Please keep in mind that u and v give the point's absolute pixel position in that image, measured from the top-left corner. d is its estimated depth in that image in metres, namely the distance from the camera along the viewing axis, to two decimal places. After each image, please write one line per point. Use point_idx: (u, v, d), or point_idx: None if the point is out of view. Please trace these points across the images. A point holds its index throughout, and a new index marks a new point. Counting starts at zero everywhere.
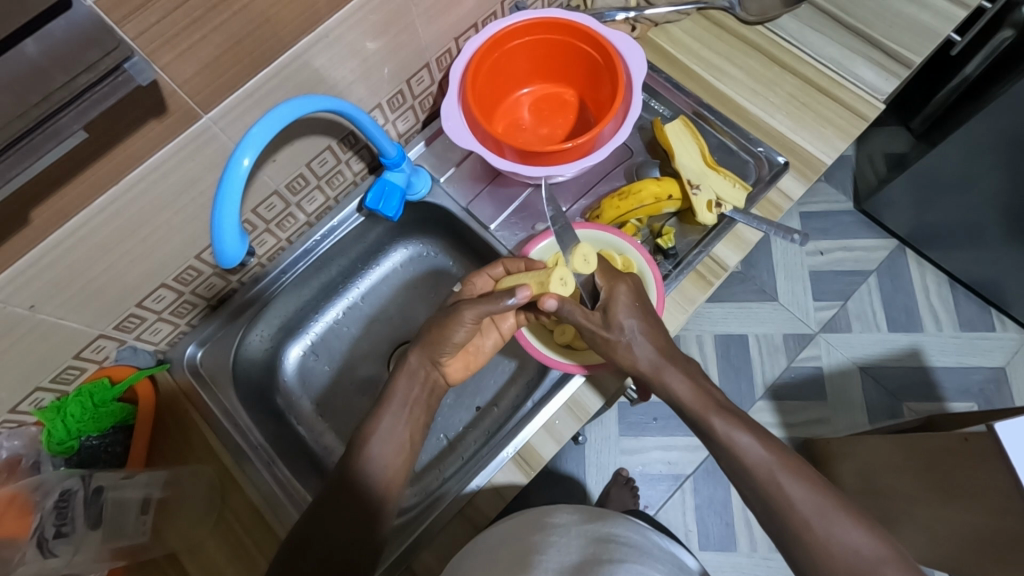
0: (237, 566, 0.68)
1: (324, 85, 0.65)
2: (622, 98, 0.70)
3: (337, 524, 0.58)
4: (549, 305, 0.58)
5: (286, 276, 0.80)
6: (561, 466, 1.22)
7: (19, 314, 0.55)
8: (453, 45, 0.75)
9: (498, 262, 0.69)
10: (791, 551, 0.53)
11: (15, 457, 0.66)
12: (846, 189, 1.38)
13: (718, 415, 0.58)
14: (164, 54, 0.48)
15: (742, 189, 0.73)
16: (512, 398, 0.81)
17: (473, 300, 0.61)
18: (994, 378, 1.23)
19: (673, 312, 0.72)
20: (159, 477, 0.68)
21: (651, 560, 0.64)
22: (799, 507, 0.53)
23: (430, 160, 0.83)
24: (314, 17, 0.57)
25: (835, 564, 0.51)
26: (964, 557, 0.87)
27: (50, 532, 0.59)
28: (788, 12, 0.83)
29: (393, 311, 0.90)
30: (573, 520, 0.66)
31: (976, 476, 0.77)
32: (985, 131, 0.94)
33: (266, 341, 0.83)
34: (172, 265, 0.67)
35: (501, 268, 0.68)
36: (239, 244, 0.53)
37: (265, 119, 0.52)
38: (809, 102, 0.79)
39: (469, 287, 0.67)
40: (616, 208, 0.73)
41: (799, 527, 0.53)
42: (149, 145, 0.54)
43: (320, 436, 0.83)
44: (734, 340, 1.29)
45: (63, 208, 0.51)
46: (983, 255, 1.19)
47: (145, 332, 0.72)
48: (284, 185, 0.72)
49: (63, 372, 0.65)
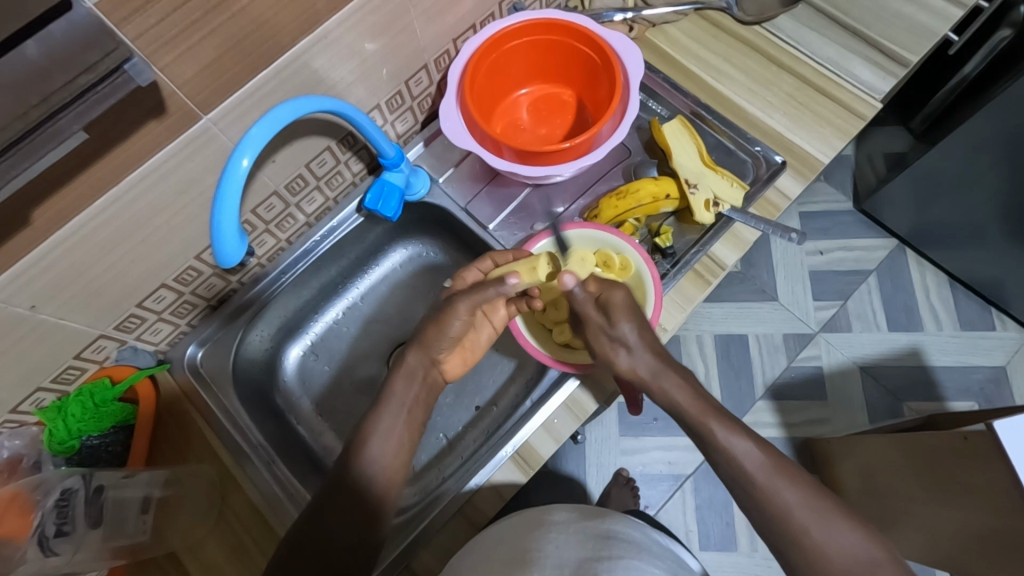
0: (238, 565, 0.68)
1: (323, 86, 0.66)
2: (620, 98, 0.70)
3: (337, 522, 0.58)
4: (569, 283, 0.62)
5: (286, 276, 0.81)
6: (561, 465, 1.22)
7: (20, 314, 0.55)
8: (452, 46, 0.76)
9: (486, 256, 0.70)
10: (789, 550, 0.53)
11: (17, 457, 0.66)
12: (846, 189, 1.38)
13: (716, 419, 0.58)
14: (164, 55, 0.49)
15: (740, 188, 0.73)
16: (511, 397, 0.81)
17: (466, 292, 0.65)
18: (995, 378, 1.23)
19: (672, 312, 0.72)
20: (160, 476, 0.69)
21: (650, 558, 0.64)
22: (796, 511, 0.53)
23: (429, 161, 0.84)
24: (313, 18, 0.57)
25: (833, 562, 0.51)
26: (965, 556, 0.87)
27: (52, 531, 0.59)
28: (786, 12, 0.83)
29: (392, 311, 0.90)
30: (572, 518, 0.67)
31: (976, 474, 0.77)
32: (983, 130, 0.94)
33: (266, 341, 0.83)
34: (172, 265, 0.67)
35: (489, 261, 0.70)
36: (238, 245, 0.53)
37: (264, 120, 0.52)
38: (806, 102, 0.79)
39: (459, 282, 0.68)
40: (614, 208, 0.73)
41: (796, 526, 0.53)
42: (149, 146, 0.54)
43: (320, 436, 0.83)
44: (734, 340, 1.29)
45: (64, 208, 0.52)
46: (983, 255, 1.19)
47: (145, 332, 0.72)
48: (283, 185, 0.72)
49: (64, 372, 0.66)
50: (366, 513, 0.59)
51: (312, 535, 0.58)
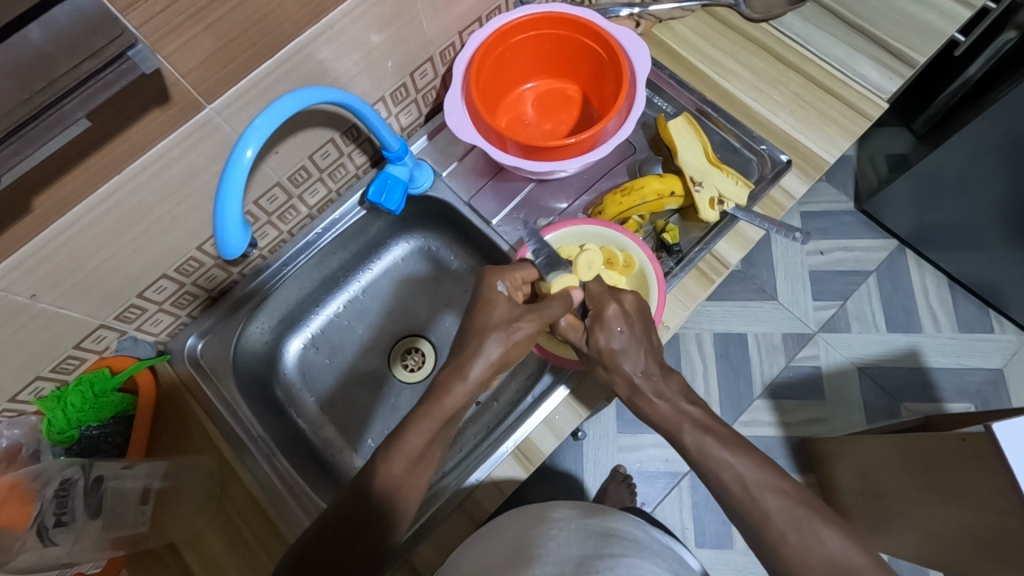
0: (237, 557, 0.68)
1: (327, 78, 0.65)
2: (626, 93, 0.70)
3: (348, 532, 0.54)
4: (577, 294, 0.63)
5: (287, 269, 0.80)
6: (560, 461, 1.22)
7: (20, 302, 0.55)
8: (458, 38, 0.76)
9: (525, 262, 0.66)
10: (765, 558, 0.53)
11: (16, 446, 0.65)
12: (847, 189, 1.38)
13: (687, 433, 0.58)
14: (169, 42, 0.48)
15: (745, 187, 0.73)
16: (512, 393, 0.81)
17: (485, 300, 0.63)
18: (992, 380, 1.23)
19: (674, 310, 0.72)
20: (160, 468, 0.69)
21: (651, 554, 0.64)
22: (774, 519, 0.53)
23: (433, 155, 0.83)
24: (318, 8, 0.57)
25: (815, 568, 0.50)
26: (960, 557, 0.87)
27: (50, 521, 0.58)
28: (794, 10, 0.82)
29: (393, 304, 0.90)
30: (573, 515, 0.66)
31: (975, 476, 0.76)
32: (987, 134, 0.94)
33: (266, 334, 0.83)
34: (174, 256, 0.67)
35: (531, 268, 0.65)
36: (241, 237, 0.53)
37: (269, 111, 0.51)
38: (812, 101, 0.79)
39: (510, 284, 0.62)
40: (619, 204, 0.72)
41: (775, 536, 0.52)
42: (152, 135, 0.54)
43: (320, 429, 0.83)
44: (734, 339, 1.30)
45: (65, 197, 0.51)
46: (984, 257, 1.18)
47: (146, 322, 0.72)
48: (286, 176, 0.72)
49: (63, 362, 0.65)
50: (362, 532, 0.55)
51: (325, 544, 0.54)
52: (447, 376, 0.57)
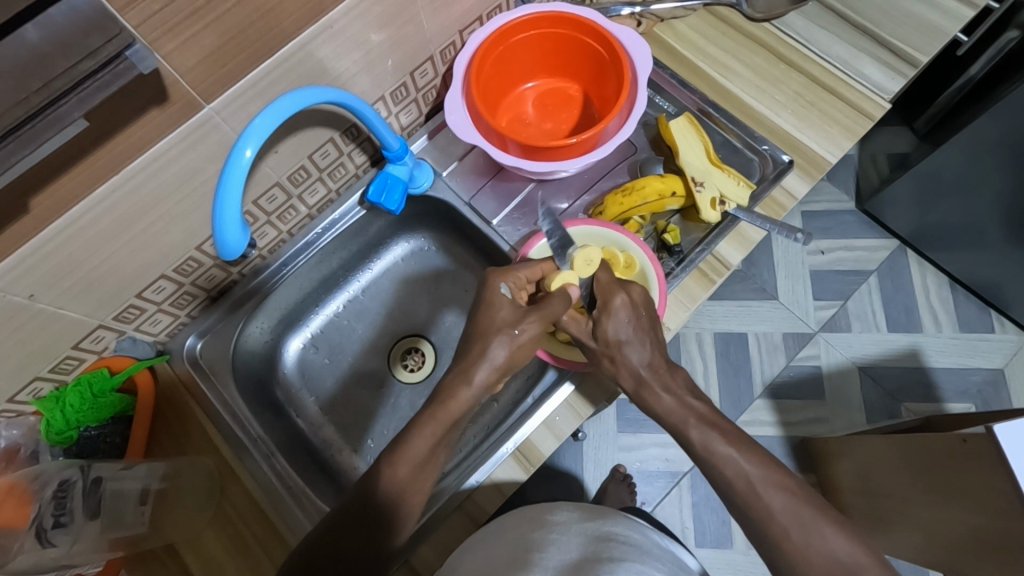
0: (237, 557, 0.68)
1: (327, 77, 0.65)
2: (627, 93, 0.69)
3: (347, 533, 0.55)
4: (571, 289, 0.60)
5: (287, 268, 0.80)
6: (560, 461, 1.22)
7: (19, 303, 0.55)
8: (458, 37, 0.75)
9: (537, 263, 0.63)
10: (771, 555, 0.53)
11: (15, 446, 0.65)
12: (848, 189, 1.38)
13: (695, 428, 0.57)
14: (167, 42, 0.48)
15: (746, 187, 0.72)
16: (512, 394, 0.81)
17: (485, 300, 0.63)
18: (993, 380, 1.23)
19: (675, 311, 0.72)
20: (159, 469, 0.69)
21: (650, 559, 0.63)
22: (777, 517, 0.53)
23: (433, 154, 0.83)
24: (317, 7, 0.56)
25: (819, 564, 0.51)
26: (960, 558, 0.87)
27: (49, 522, 0.58)
28: (796, 10, 0.81)
29: (393, 304, 0.90)
30: (573, 518, 0.66)
31: (976, 477, 0.76)
32: (989, 134, 0.94)
33: (265, 334, 0.83)
34: (173, 256, 0.67)
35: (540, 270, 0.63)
36: (241, 236, 0.52)
37: (269, 111, 0.51)
38: (814, 101, 0.78)
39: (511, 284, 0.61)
40: (619, 205, 0.72)
41: (780, 533, 0.52)
42: (151, 134, 0.53)
43: (320, 429, 0.83)
44: (734, 339, 1.29)
45: (63, 197, 0.51)
46: (985, 256, 1.18)
47: (144, 322, 0.72)
48: (286, 176, 0.71)
49: (62, 362, 0.65)
50: (362, 533, 0.55)
51: (326, 545, 0.54)
52: (448, 378, 0.57)
